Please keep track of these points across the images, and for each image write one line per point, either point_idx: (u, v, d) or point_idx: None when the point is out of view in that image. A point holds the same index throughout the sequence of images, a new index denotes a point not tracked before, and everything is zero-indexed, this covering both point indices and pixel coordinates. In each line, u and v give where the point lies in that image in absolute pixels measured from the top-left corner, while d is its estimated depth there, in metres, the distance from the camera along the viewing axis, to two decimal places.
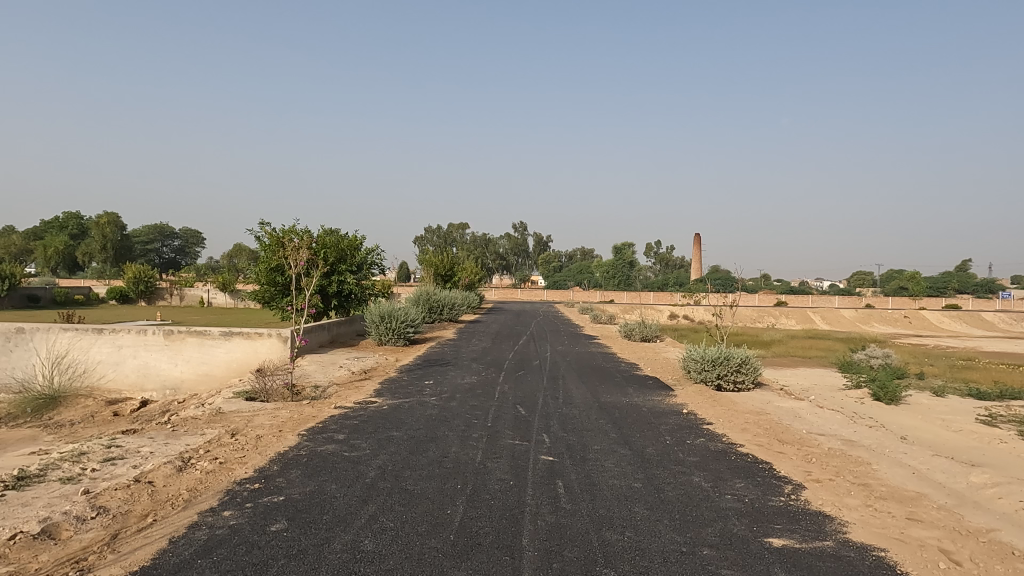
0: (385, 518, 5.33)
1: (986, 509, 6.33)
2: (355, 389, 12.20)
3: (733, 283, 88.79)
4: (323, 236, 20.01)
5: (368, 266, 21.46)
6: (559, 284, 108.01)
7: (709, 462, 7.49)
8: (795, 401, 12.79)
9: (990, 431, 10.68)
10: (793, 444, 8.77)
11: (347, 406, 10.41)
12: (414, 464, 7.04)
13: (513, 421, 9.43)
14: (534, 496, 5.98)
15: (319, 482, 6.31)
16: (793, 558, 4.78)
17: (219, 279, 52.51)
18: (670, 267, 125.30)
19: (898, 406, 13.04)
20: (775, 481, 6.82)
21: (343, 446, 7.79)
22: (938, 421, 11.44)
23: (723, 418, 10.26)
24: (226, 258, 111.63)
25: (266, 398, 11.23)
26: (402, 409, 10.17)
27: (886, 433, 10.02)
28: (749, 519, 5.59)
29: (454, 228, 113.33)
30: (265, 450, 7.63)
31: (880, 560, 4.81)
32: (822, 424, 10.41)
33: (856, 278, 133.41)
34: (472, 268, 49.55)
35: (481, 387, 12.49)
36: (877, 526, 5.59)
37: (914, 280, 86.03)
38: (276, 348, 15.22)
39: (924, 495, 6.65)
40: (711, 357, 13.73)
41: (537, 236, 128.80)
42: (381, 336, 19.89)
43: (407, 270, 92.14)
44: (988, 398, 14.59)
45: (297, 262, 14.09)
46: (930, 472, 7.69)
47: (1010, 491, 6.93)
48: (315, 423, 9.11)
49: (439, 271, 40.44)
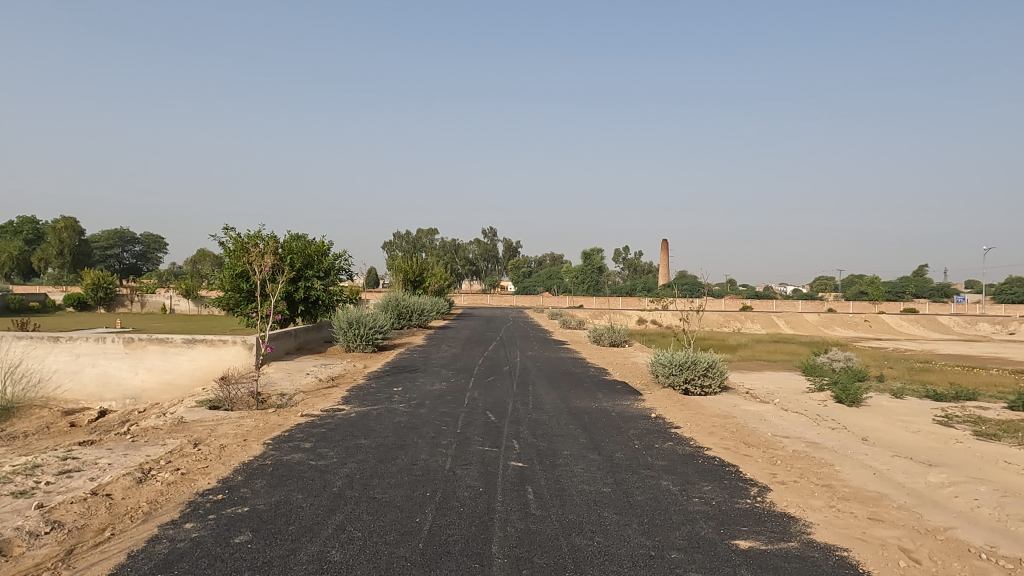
0: (353, 528, 5.26)
1: (943, 508, 6.50)
2: (322, 396, 12.02)
3: (699, 288, 90.32)
4: (289, 241, 19.77)
5: (335, 272, 21.27)
6: (528, 288, 108.76)
7: (678, 465, 7.57)
8: (760, 404, 13.00)
9: (946, 431, 11.04)
10: (758, 446, 8.93)
11: (314, 414, 10.27)
12: (383, 472, 6.95)
13: (482, 427, 9.38)
14: (505, 503, 5.97)
15: (284, 492, 6.19)
16: (759, 559, 4.85)
17: (181, 285, 51.38)
18: (637, 272, 126.82)
19: (860, 408, 13.38)
20: (741, 483, 6.92)
21: (310, 455, 7.67)
22: (898, 422, 11.75)
23: (691, 422, 10.37)
24: (188, 262, 109.38)
25: (230, 407, 10.98)
26: (371, 417, 10.07)
27: (848, 434, 10.26)
28: (716, 521, 5.66)
29: (423, 234, 112.68)
30: (228, 460, 7.46)
31: (843, 560, 4.90)
32: (786, 427, 10.59)
33: (817, 284, 136.99)
34: (441, 273, 49.45)
35: (450, 394, 12.40)
36: (841, 526, 5.71)
37: (873, 287, 88.45)
38: (240, 356, 14.92)
39: (885, 495, 6.82)
40: (679, 361, 13.92)
41: (506, 243, 128.78)
42: (348, 343, 19.65)
43: (375, 277, 91.49)
44: (943, 398, 15.07)
45: (262, 266, 13.83)
46: (890, 472, 7.87)
47: (966, 489, 7.13)
48: (281, 432, 8.96)
49: (408, 276, 40.17)
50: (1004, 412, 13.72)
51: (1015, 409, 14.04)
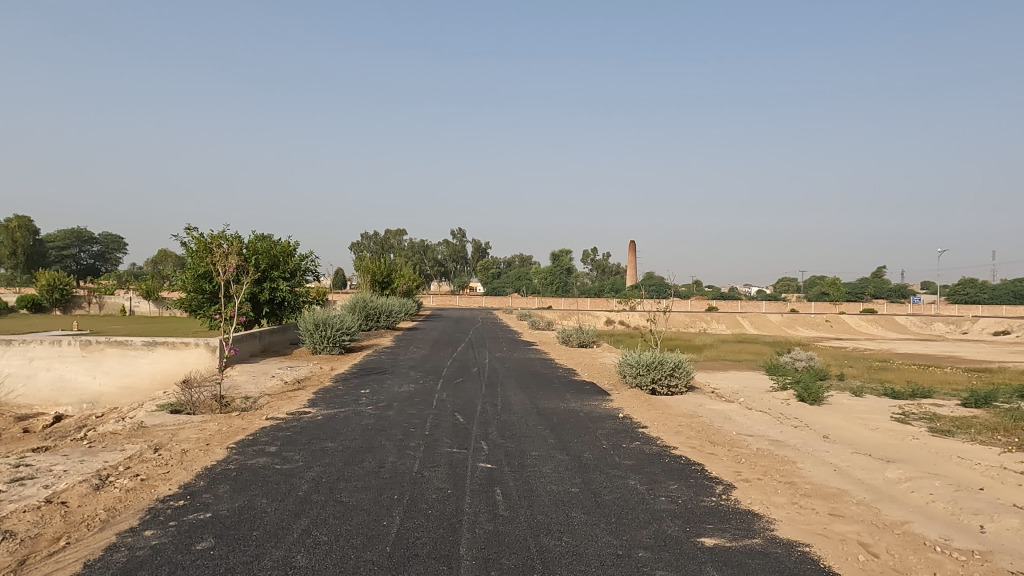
0: (319, 532, 5.19)
1: (900, 503, 6.68)
2: (288, 399, 11.84)
3: (666, 289, 91.51)
4: (254, 241, 19.46)
5: (301, 273, 20.99)
6: (497, 289, 108.84)
7: (645, 465, 7.64)
8: (725, 403, 13.21)
9: (903, 428, 11.36)
10: (723, 445, 9.06)
11: (280, 417, 10.11)
12: (350, 475, 6.88)
13: (451, 429, 9.35)
14: (473, 504, 5.95)
15: (248, 497, 6.08)
16: (724, 556, 4.92)
17: (142, 286, 50.10)
18: (606, 273, 127.92)
19: (821, 406, 13.70)
20: (706, 482, 7.02)
21: (275, 459, 7.54)
22: (858, 420, 12.05)
23: (658, 421, 10.48)
24: (149, 263, 106.74)
25: (192, 410, 10.75)
26: (338, 420, 9.95)
27: (810, 432, 10.48)
28: (682, 519, 5.73)
29: (391, 235, 111.88)
30: (190, 465, 7.29)
31: (804, 555, 5.00)
32: (751, 425, 10.79)
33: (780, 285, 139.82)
34: (409, 274, 49.18)
35: (418, 395, 12.33)
36: (802, 522, 5.82)
37: (834, 288, 90.64)
38: (203, 359, 14.58)
39: (845, 491, 6.99)
40: (646, 361, 14.06)
41: (475, 243, 128.61)
42: (315, 345, 19.39)
43: (342, 278, 90.55)
44: (901, 396, 15.50)
45: (226, 267, 13.56)
46: (850, 469, 8.06)
47: (922, 484, 7.35)
48: (245, 435, 8.80)
49: (376, 278, 39.84)
50: (958, 409, 14.19)
51: (968, 406, 14.54)
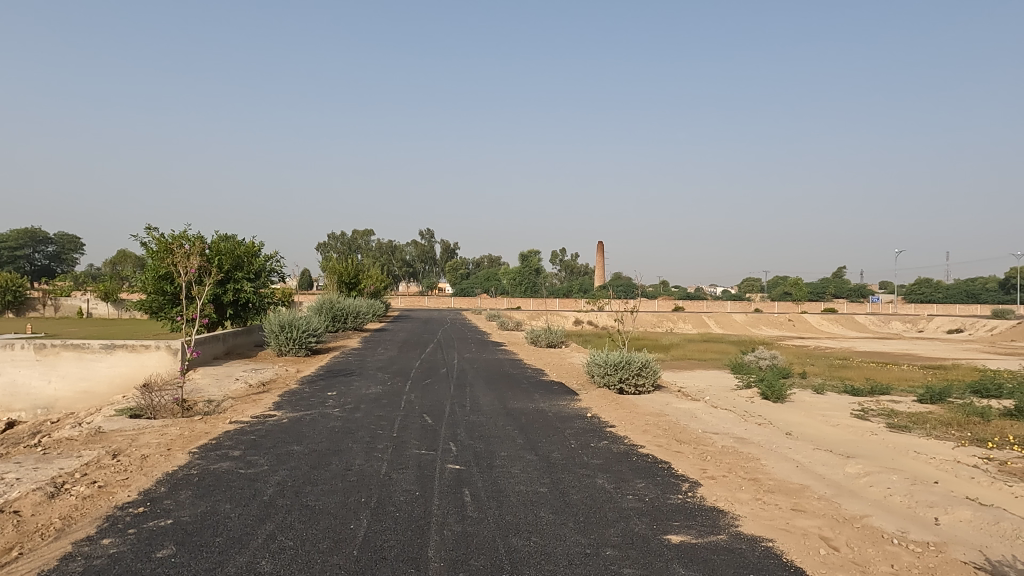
0: (284, 537, 5.11)
1: (859, 497, 6.86)
2: (252, 402, 11.64)
3: (634, 289, 92.46)
4: (217, 242, 19.10)
5: (266, 274, 20.66)
6: (467, 290, 108.60)
7: (612, 464, 7.70)
8: (692, 402, 13.38)
9: (863, 424, 11.66)
10: (689, 442, 9.19)
11: (244, 421, 9.94)
12: (317, 479, 6.79)
13: (419, 430, 9.30)
14: (441, 506, 5.92)
15: (211, 502, 5.96)
16: (691, 553, 4.99)
17: (100, 287, 48.67)
18: (574, 274, 128.61)
19: (784, 404, 13.98)
20: (673, 479, 7.11)
21: (239, 463, 7.40)
22: (820, 417, 12.33)
23: (625, 420, 10.57)
24: (107, 264, 103.80)
25: (153, 415, 10.48)
26: (304, 422, 9.81)
27: (774, 429, 10.69)
28: (650, 517, 5.79)
29: (358, 235, 110.81)
30: (150, 471, 7.12)
31: (768, 550, 5.09)
32: (716, 423, 10.95)
33: (745, 285, 142.18)
34: (377, 275, 48.74)
35: (386, 397, 12.23)
36: (766, 517, 5.93)
37: (797, 289, 92.62)
38: (164, 362, 14.19)
39: (807, 487, 7.13)
40: (613, 361, 14.18)
41: (444, 244, 128.12)
42: (280, 347, 19.08)
43: (309, 279, 89.48)
44: (860, 393, 15.89)
45: (188, 267, 13.26)
46: (812, 464, 8.25)
47: (880, 479, 7.56)
48: (208, 440, 8.62)
49: (343, 279, 39.42)
50: (914, 405, 14.62)
51: (923, 402, 15.00)
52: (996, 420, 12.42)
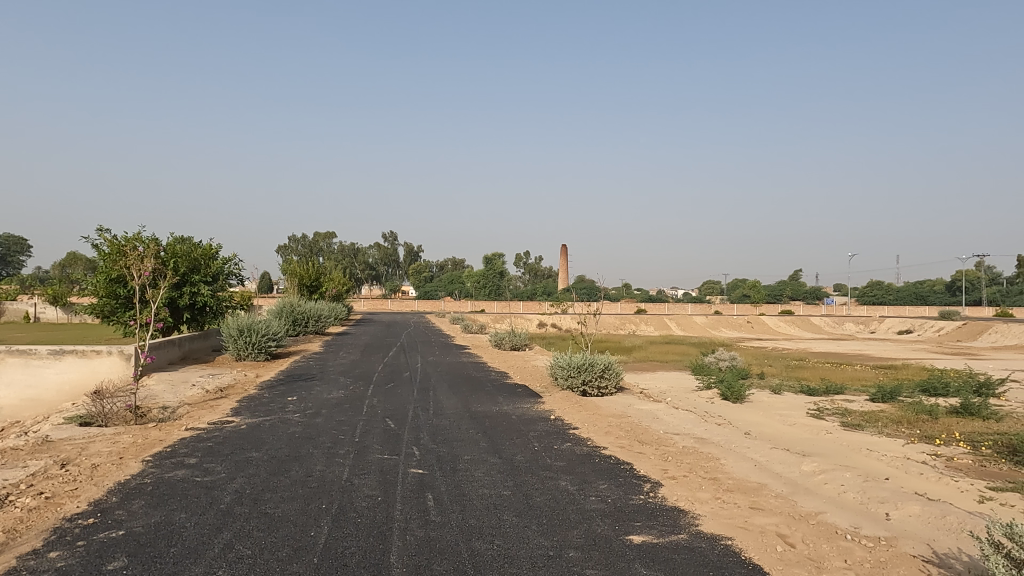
0: (242, 546, 5.00)
1: (815, 494, 7.04)
2: (210, 408, 11.36)
3: (597, 292, 93.29)
4: (172, 244, 18.65)
5: (224, 277, 20.23)
6: (431, 294, 108.08)
7: (575, 465, 7.75)
8: (653, 403, 13.56)
9: (819, 423, 11.97)
10: (651, 444, 9.30)
11: (201, 427, 9.70)
12: (276, 485, 6.66)
13: (382, 435, 9.21)
14: (404, 511, 5.88)
15: (166, 512, 5.80)
16: (652, 553, 5.04)
17: (48, 291, 46.95)
18: (538, 277, 129.10)
19: (743, 404, 14.26)
20: (635, 480, 7.18)
21: (195, 471, 7.23)
22: (777, 417, 12.60)
23: (588, 422, 10.64)
24: (56, 267, 100.21)
25: (104, 422, 10.15)
26: (263, 428, 9.62)
27: (733, 429, 10.89)
28: (612, 518, 5.84)
29: (320, 237, 109.25)
30: (101, 480, 6.89)
31: (727, 548, 5.18)
32: (677, 424, 11.10)
33: (705, 287, 144.76)
34: (339, 278, 48.10)
35: (348, 401, 12.08)
36: (725, 516, 6.04)
37: (755, 291, 94.70)
38: (116, 368, 13.86)
39: (764, 485, 7.28)
40: (577, 363, 14.28)
41: (408, 247, 127.25)
42: (238, 351, 18.67)
43: (269, 283, 87.92)
44: (816, 393, 16.31)
45: (142, 270, 12.87)
46: (769, 463, 8.44)
47: (834, 476, 7.77)
48: (162, 447, 8.39)
49: (304, 282, 38.76)
50: (867, 404, 15.08)
51: (875, 401, 15.47)
52: (943, 418, 12.89)
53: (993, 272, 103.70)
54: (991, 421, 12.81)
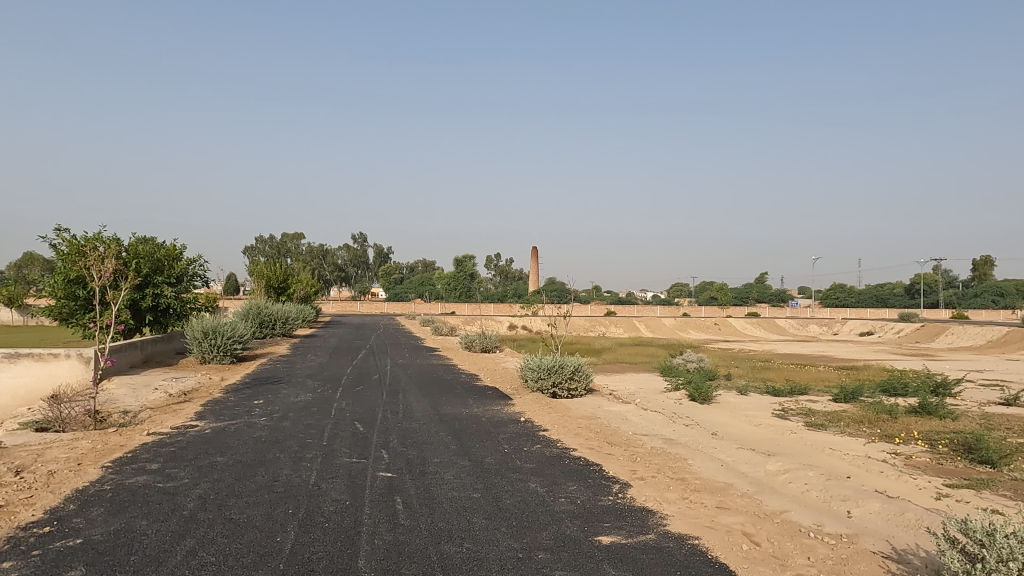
0: (205, 553, 4.90)
1: (780, 493, 7.17)
2: (173, 413, 11.10)
3: (567, 294, 93.74)
4: (134, 244, 18.22)
5: (188, 278, 19.83)
6: (400, 296, 107.42)
7: (545, 467, 7.77)
8: (623, 404, 13.66)
9: (784, 423, 12.20)
10: (620, 445, 9.37)
11: (163, 432, 9.48)
12: (241, 491, 6.54)
13: (350, 438, 9.12)
14: (372, 515, 5.82)
15: (126, 519, 5.65)
16: (620, 553, 5.08)
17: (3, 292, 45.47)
18: (508, 279, 129.18)
19: (710, 405, 14.47)
20: (604, 481, 7.22)
21: (157, 477, 7.06)
22: (743, 417, 12.81)
23: (558, 424, 10.68)
24: (12, 267, 97.07)
25: (62, 428, 9.84)
26: (227, 432, 9.45)
27: (700, 430, 11.04)
28: (581, 519, 5.86)
29: (287, 238, 107.73)
30: (58, 488, 6.68)
31: (694, 548, 5.25)
32: (646, 425, 11.21)
33: (673, 290, 146.48)
34: (308, 280, 47.49)
35: (316, 404, 11.93)
36: (692, 516, 6.12)
37: (722, 294, 96.16)
38: (74, 371, 13.47)
39: (730, 485, 7.39)
40: (547, 365, 14.32)
41: (377, 248, 126.21)
42: (203, 354, 18.31)
43: (235, 285, 86.42)
44: (780, 394, 16.63)
45: (102, 271, 12.54)
46: (735, 463, 8.57)
47: (798, 475, 7.93)
48: (123, 453, 8.18)
49: (271, 283, 38.18)
50: (830, 404, 15.44)
51: (838, 401, 15.83)
52: (903, 417, 13.25)
53: (949, 275, 106.95)
54: (947, 420, 13.21)
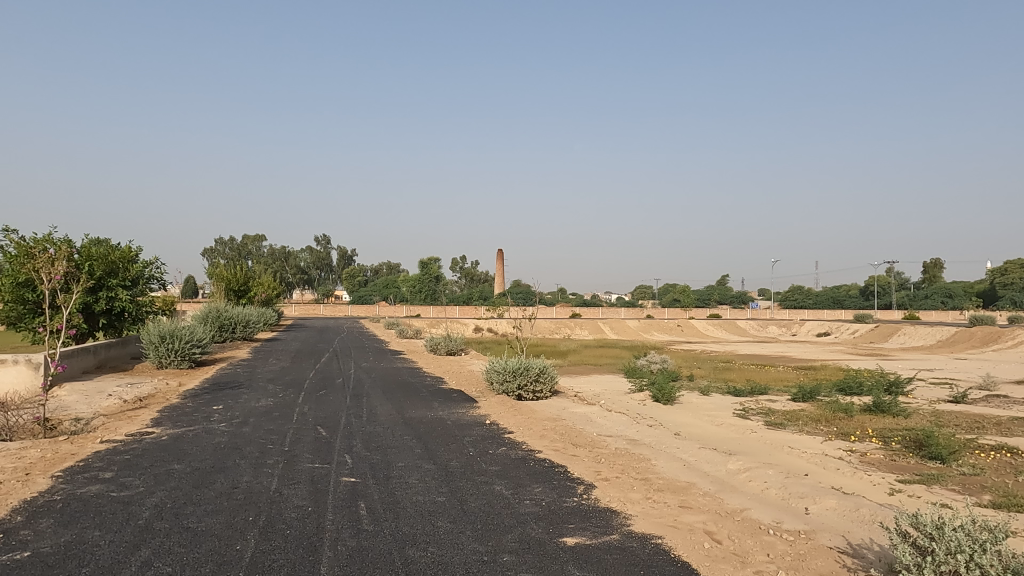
0: (161, 563, 4.77)
1: (740, 492, 7.31)
2: (127, 419, 10.78)
3: (532, 297, 94.01)
4: (87, 246, 17.66)
5: (144, 281, 19.30)
6: (365, 299, 106.42)
7: (510, 470, 7.77)
8: (587, 406, 13.76)
9: (745, 423, 12.43)
10: (585, 446, 9.44)
11: (117, 439, 9.20)
12: (199, 499, 6.38)
13: (312, 444, 8.98)
14: (335, 521, 5.74)
15: (78, 531, 5.46)
16: (585, 554, 5.11)
17: None
18: (474, 281, 129.02)
19: (674, 405, 14.67)
20: (569, 483, 7.26)
21: (110, 486, 6.84)
22: (705, 417, 13.02)
23: (523, 426, 10.69)
24: None
25: (9, 436, 9.47)
26: (185, 439, 9.21)
27: (663, 430, 11.18)
28: (546, 521, 5.88)
29: (248, 240, 105.74)
30: (5, 499, 6.43)
31: (657, 547, 5.31)
32: (610, 426, 11.31)
33: (637, 292, 148.11)
34: (269, 282, 46.69)
35: (278, 409, 11.73)
36: (655, 516, 6.18)
37: (685, 296, 97.62)
38: (22, 377, 12.97)
39: (693, 484, 7.50)
40: (512, 367, 14.33)
41: (341, 251, 124.77)
42: (160, 359, 17.85)
43: (193, 288, 84.49)
44: (741, 394, 16.96)
45: (52, 274, 12.11)
46: (697, 463, 8.70)
47: (758, 473, 8.08)
48: (74, 462, 7.91)
49: (231, 286, 37.43)
50: (788, 403, 15.79)
51: (796, 400, 16.21)
52: (858, 415, 13.63)
53: (901, 278, 110.45)
54: (900, 418, 13.63)
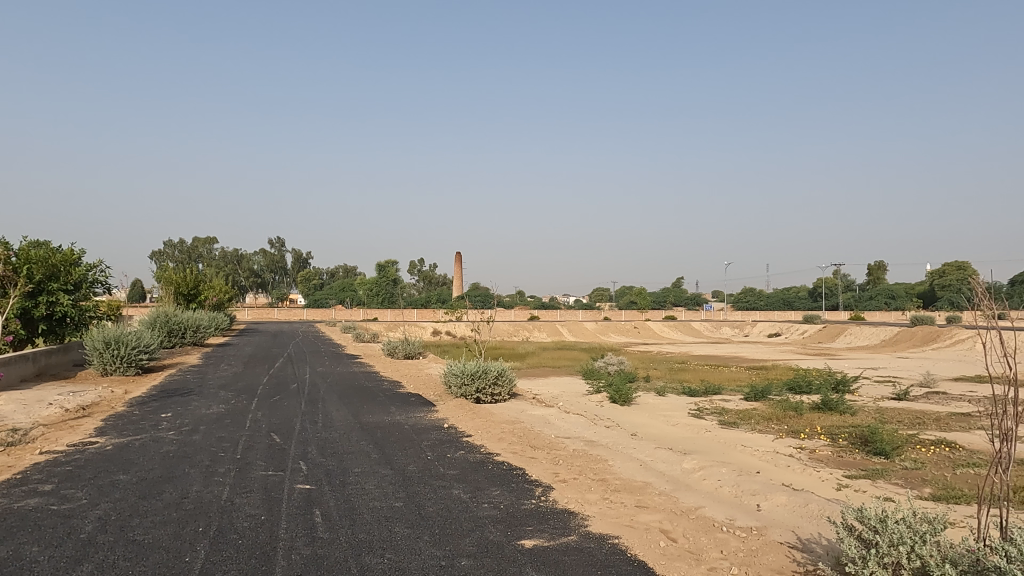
0: None
1: (695, 490, 7.44)
2: (69, 429, 10.36)
3: (491, 299, 93.93)
4: (26, 249, 16.91)
5: (88, 284, 18.59)
6: (321, 303, 104.59)
7: (468, 473, 7.73)
8: (545, 408, 13.81)
9: (699, 422, 12.67)
10: (543, 448, 9.47)
11: (58, 450, 8.82)
12: (146, 510, 6.17)
13: (265, 451, 8.79)
14: (289, 529, 5.63)
15: (14, 546, 5.21)
16: (543, 556, 5.12)
17: None
18: (432, 284, 128.24)
19: (630, 406, 14.84)
20: (527, 485, 7.27)
21: (51, 499, 6.56)
22: (661, 417, 13.21)
23: (482, 429, 10.66)
24: None
25: None
26: (131, 449, 8.89)
27: (620, 431, 11.30)
28: (504, 524, 5.88)
29: (199, 243, 102.91)
30: None
31: (614, 547, 5.36)
32: (568, 428, 11.38)
33: (594, 294, 149.45)
34: (221, 286, 45.44)
35: (229, 416, 11.42)
36: (612, 516, 6.24)
37: (641, 298, 98.99)
38: None
39: (649, 484, 7.60)
40: (470, 371, 14.28)
41: (296, 254, 122.53)
42: (104, 365, 17.20)
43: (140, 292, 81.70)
44: (695, 394, 17.27)
45: None
46: (653, 462, 8.82)
47: (712, 472, 8.24)
48: (11, 474, 7.55)
49: (181, 290, 36.35)
50: (740, 403, 16.14)
51: (748, 400, 16.59)
52: (807, 413, 14.03)
53: (847, 279, 114.25)
54: (847, 415, 14.06)
